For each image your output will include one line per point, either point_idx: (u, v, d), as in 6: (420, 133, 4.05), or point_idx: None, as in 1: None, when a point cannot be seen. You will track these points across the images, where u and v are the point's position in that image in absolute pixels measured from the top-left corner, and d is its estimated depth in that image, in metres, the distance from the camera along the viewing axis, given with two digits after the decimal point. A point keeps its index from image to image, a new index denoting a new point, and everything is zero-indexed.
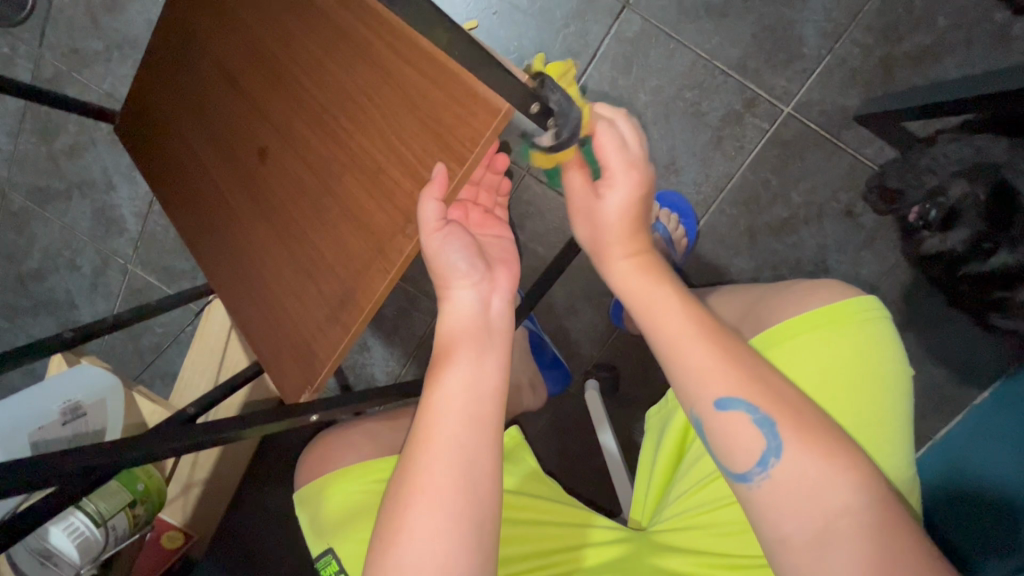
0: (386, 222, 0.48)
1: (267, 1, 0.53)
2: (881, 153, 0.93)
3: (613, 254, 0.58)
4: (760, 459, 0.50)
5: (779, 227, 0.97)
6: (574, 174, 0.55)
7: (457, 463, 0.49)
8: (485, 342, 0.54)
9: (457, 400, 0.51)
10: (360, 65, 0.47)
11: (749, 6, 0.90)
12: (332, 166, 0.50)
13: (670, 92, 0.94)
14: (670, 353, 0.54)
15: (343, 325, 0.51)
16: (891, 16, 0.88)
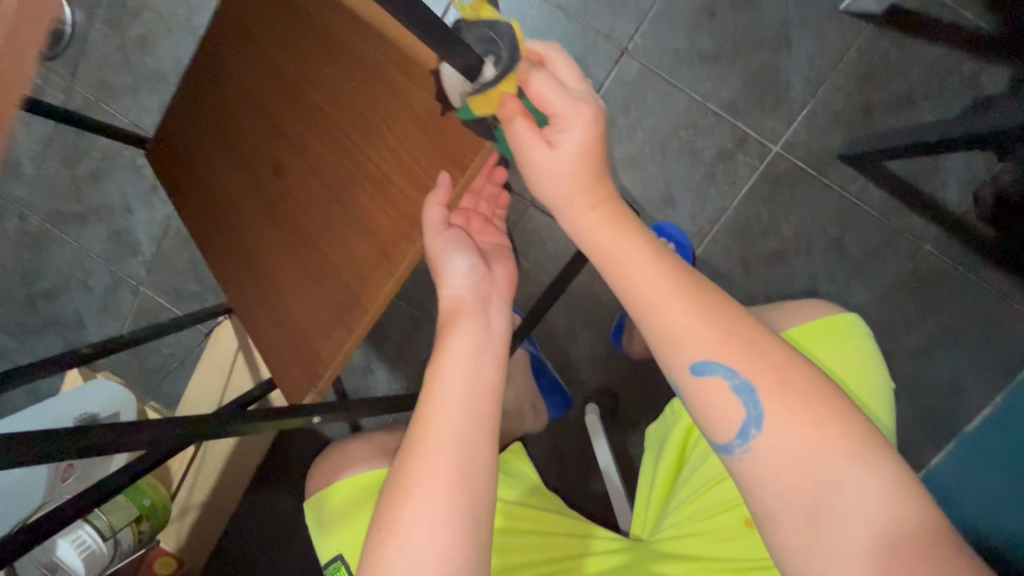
0: (390, 228, 0.52)
1: (283, 28, 0.58)
2: (865, 190, 0.98)
3: (577, 209, 0.51)
4: (740, 433, 0.46)
5: (771, 258, 1.02)
6: (518, 123, 0.47)
7: (453, 448, 0.52)
8: (484, 329, 0.57)
9: (454, 385, 0.54)
10: (366, 79, 0.51)
11: (737, 54, 0.97)
12: (343, 181, 0.55)
13: (666, 130, 1.01)
14: (645, 313, 0.49)
15: (347, 328, 0.55)
16: (869, 65, 0.95)
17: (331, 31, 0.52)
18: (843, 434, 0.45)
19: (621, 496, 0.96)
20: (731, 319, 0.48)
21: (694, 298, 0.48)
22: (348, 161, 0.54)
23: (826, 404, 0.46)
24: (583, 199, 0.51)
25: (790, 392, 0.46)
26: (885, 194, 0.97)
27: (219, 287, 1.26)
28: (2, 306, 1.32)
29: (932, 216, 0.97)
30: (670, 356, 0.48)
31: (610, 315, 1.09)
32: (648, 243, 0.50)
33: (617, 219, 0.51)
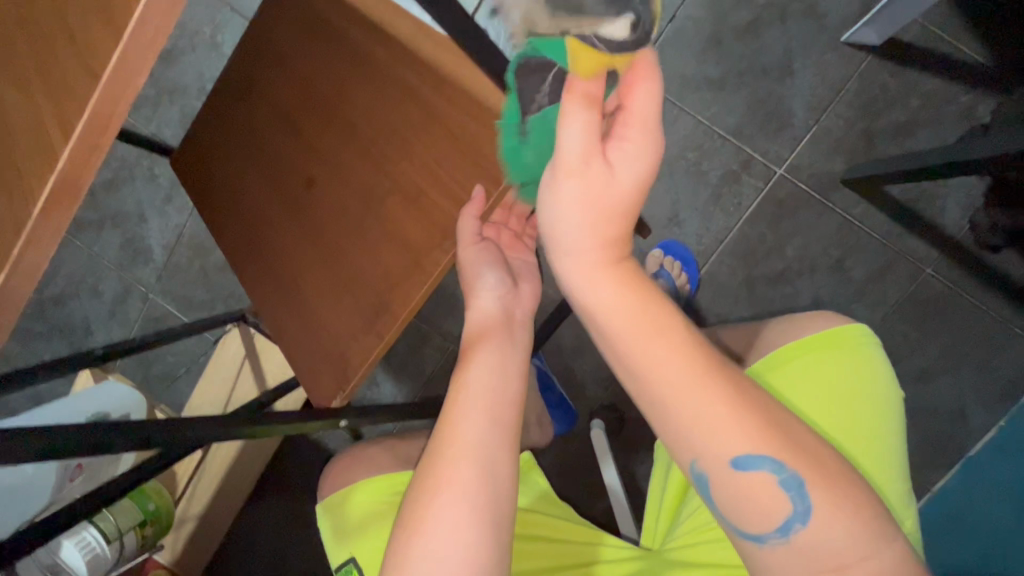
0: (427, 240, 0.56)
1: (321, 51, 0.62)
2: (867, 213, 1.01)
3: (598, 270, 0.43)
4: (782, 525, 0.44)
5: (776, 278, 1.04)
6: (580, 124, 0.39)
7: (482, 453, 0.52)
8: (509, 342, 0.59)
9: (484, 393, 0.55)
10: (410, 104, 0.57)
11: (743, 81, 1.01)
12: (378, 192, 0.58)
13: (673, 152, 1.04)
14: (680, 408, 0.43)
15: (378, 334, 0.57)
16: (869, 94, 0.99)
17: (378, 63, 0.58)
18: (870, 503, 0.45)
19: (626, 513, 0.96)
20: (760, 407, 0.45)
21: (726, 387, 0.44)
22: (387, 175, 0.58)
23: (852, 485, 0.45)
24: (599, 255, 0.42)
25: (831, 483, 0.44)
26: (886, 218, 1.00)
27: (228, 296, 1.27)
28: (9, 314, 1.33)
29: (933, 242, 0.99)
30: (702, 452, 0.43)
31: None
32: (682, 321, 0.44)
33: (647, 289, 0.44)
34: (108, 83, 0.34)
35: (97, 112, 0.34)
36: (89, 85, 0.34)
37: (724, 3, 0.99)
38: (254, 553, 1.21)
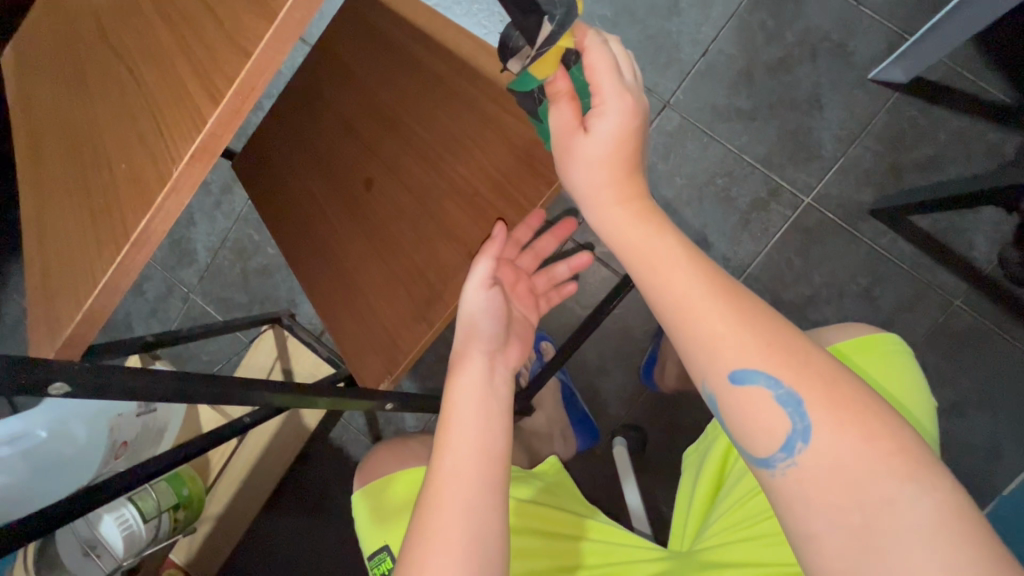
0: (479, 237, 0.61)
1: (385, 64, 0.67)
2: (895, 244, 1.02)
3: (605, 203, 0.49)
4: (785, 443, 0.41)
5: (802, 304, 1.06)
6: (563, 105, 0.46)
7: (473, 457, 0.54)
8: (496, 355, 0.62)
9: (471, 399, 0.57)
10: (468, 113, 0.62)
11: (772, 113, 1.05)
12: (434, 193, 0.63)
13: (704, 178, 1.07)
14: (681, 320, 0.44)
15: (428, 322, 0.60)
16: (897, 129, 1.02)
17: (438, 74, 0.64)
18: (901, 447, 0.39)
19: (647, 530, 0.95)
20: (771, 325, 0.43)
21: (734, 305, 0.43)
22: (442, 177, 0.62)
23: (875, 418, 0.40)
24: (616, 194, 0.49)
25: (845, 406, 0.40)
26: (915, 249, 1.01)
27: (265, 300, 1.32)
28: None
29: (965, 274, 0.99)
30: (701, 363, 0.43)
31: (641, 350, 1.12)
32: (684, 248, 0.46)
33: (657, 225, 0.48)
34: (254, 64, 0.31)
35: (244, 83, 0.31)
36: (238, 64, 0.31)
37: (755, 40, 1.05)
38: (270, 557, 1.22)
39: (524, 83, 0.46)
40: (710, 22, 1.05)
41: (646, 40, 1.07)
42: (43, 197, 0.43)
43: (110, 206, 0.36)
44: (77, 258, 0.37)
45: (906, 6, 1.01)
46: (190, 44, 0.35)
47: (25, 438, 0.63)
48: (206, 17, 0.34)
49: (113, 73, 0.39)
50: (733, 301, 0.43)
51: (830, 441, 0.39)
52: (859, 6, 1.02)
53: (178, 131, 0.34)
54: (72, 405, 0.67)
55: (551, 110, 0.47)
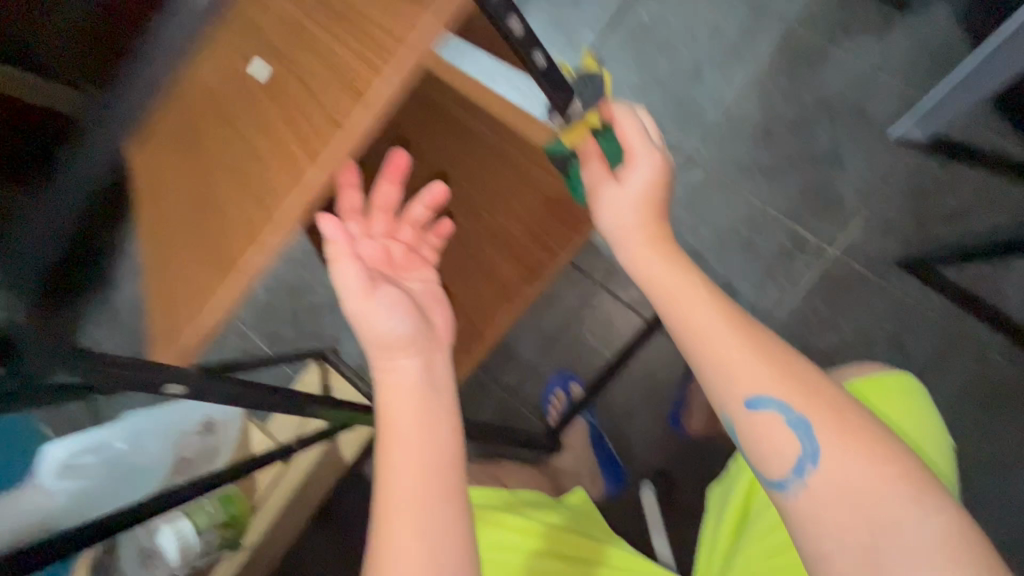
0: (515, 275, 0.71)
1: (418, 115, 0.73)
2: (924, 294, 1.03)
3: (634, 242, 0.53)
4: (794, 466, 0.43)
5: (832, 353, 1.06)
6: (594, 163, 0.54)
7: (420, 478, 0.44)
8: (424, 348, 0.51)
9: (408, 408, 0.47)
10: (507, 171, 0.72)
11: (794, 168, 1.11)
12: (477, 239, 0.73)
13: (729, 229, 1.12)
14: (699, 348, 0.47)
15: (468, 348, 0.70)
16: (918, 185, 1.06)
17: (477, 133, 0.72)
18: (905, 471, 0.41)
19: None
20: (782, 355, 0.46)
21: (745, 334, 0.46)
22: (486, 225, 0.72)
23: (881, 444, 0.43)
24: (644, 233, 0.53)
25: (851, 433, 0.43)
26: (946, 299, 1.02)
27: (310, 337, 1.40)
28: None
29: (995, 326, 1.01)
30: (718, 390, 0.46)
31: (669, 394, 1.13)
32: (704, 282, 0.50)
33: (677, 261, 0.52)
34: None
35: None
36: None
37: (775, 101, 1.12)
38: None
39: (555, 149, 0.54)
40: (732, 86, 1.13)
41: (671, 102, 1.15)
42: (167, 240, 0.54)
43: (234, 252, 0.47)
44: (206, 293, 0.48)
45: (919, 72, 1.07)
46: (303, 130, 0.46)
47: (105, 448, 0.73)
48: (315, 108, 0.45)
49: (231, 146, 0.50)
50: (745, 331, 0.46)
51: (839, 464, 0.42)
52: (874, 71, 1.09)
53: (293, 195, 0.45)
54: (145, 422, 0.79)
55: (583, 171, 0.55)
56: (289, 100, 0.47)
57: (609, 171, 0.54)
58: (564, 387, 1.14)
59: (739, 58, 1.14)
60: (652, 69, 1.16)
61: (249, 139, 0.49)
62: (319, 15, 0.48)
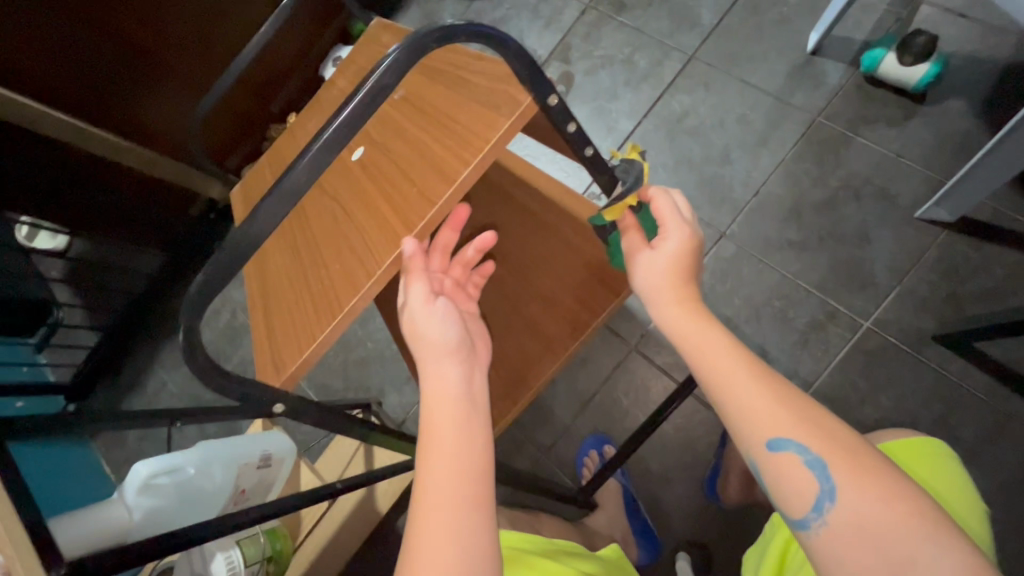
0: (561, 332, 0.78)
1: (484, 197, 0.85)
2: (964, 372, 1.04)
3: (663, 299, 0.59)
4: (815, 504, 0.47)
5: (872, 426, 1.06)
6: (632, 235, 0.64)
7: (453, 471, 0.49)
8: (471, 363, 0.57)
9: (448, 410, 0.53)
10: (554, 240, 0.82)
11: (823, 244, 1.16)
12: (524, 297, 0.81)
13: (761, 299, 1.17)
14: (721, 392, 0.52)
15: (514, 399, 0.77)
16: (950, 262, 1.09)
17: (529, 208, 0.83)
18: (921, 509, 0.44)
19: None
20: (800, 402, 0.50)
21: (763, 381, 0.51)
22: (534, 288, 0.81)
23: (895, 483, 0.46)
24: (673, 292, 0.59)
25: (867, 472, 0.46)
26: (988, 376, 1.03)
27: (356, 388, 1.46)
28: (183, 384, 1.61)
29: None
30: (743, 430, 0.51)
31: (704, 462, 1.13)
32: (725, 333, 0.55)
33: (698, 312, 0.57)
34: (438, 209, 0.53)
35: (432, 220, 0.54)
36: (428, 208, 0.54)
37: (802, 184, 1.20)
38: None
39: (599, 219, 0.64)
40: (760, 169, 1.23)
41: (702, 183, 1.25)
42: (279, 288, 0.67)
43: (330, 294, 0.58)
44: (302, 327, 0.59)
45: (942, 157, 1.14)
46: (398, 202, 0.58)
47: (180, 471, 0.79)
48: (408, 186, 0.58)
49: (342, 220, 0.65)
50: (764, 377, 0.51)
51: (853, 501, 0.45)
52: (898, 157, 1.16)
53: (387, 248, 0.57)
54: (211, 453, 0.85)
55: (624, 239, 0.65)
56: (390, 183, 0.61)
57: (643, 241, 0.63)
58: (598, 449, 1.17)
59: (766, 145, 1.23)
60: (684, 154, 1.28)
61: (356, 214, 0.63)
62: (414, 121, 0.63)
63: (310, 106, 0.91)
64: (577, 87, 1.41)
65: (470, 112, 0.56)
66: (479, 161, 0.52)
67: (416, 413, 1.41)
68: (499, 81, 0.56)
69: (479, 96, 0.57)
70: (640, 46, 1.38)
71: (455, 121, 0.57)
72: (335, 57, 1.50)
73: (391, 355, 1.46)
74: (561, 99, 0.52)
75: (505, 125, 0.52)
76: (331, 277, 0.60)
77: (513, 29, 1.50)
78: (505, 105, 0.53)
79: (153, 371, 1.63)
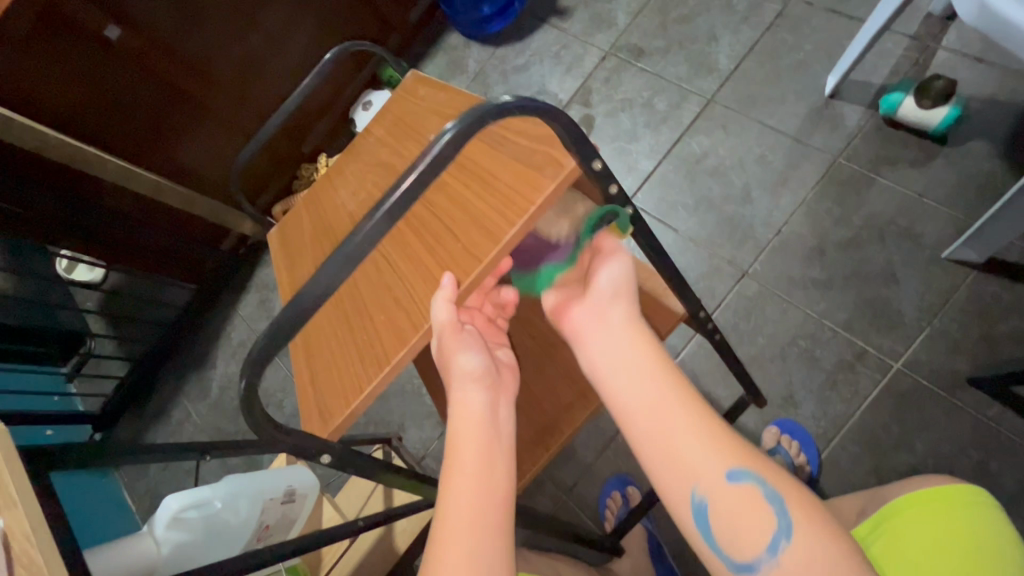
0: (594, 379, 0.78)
1: None
2: (1002, 417, 1.01)
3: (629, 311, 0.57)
4: (769, 543, 0.42)
5: (907, 472, 1.03)
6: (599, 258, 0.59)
7: (469, 491, 0.50)
8: (497, 389, 0.58)
9: (470, 433, 0.54)
10: None
11: (848, 283, 1.15)
12: (557, 342, 0.82)
13: (786, 338, 1.15)
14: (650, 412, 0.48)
15: (547, 445, 0.77)
16: (981, 303, 1.07)
17: None
18: None
19: None
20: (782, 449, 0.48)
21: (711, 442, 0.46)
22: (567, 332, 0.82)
23: None
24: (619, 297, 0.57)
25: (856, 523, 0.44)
26: None
27: (378, 422, 1.47)
28: (207, 414, 1.62)
29: None
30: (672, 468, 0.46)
31: None
32: None
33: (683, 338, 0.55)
34: (484, 266, 0.56)
35: (476, 276, 0.57)
36: (473, 264, 0.57)
37: (825, 223, 1.20)
38: None
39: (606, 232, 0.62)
40: (781, 209, 1.24)
41: (722, 222, 1.27)
42: (324, 335, 0.71)
43: (377, 344, 0.62)
44: (351, 376, 0.62)
45: (966, 197, 1.13)
46: (444, 257, 0.62)
47: (207, 505, 0.79)
48: (454, 241, 0.62)
49: (388, 270, 0.68)
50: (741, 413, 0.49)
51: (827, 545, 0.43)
52: (921, 198, 1.16)
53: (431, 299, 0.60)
54: (238, 486, 0.85)
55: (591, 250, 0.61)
56: (435, 237, 0.65)
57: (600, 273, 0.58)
58: (621, 490, 1.14)
59: (786, 185, 1.25)
60: (705, 193, 1.30)
61: (403, 267, 0.67)
62: (457, 176, 0.67)
63: (346, 153, 0.95)
64: (598, 129, 1.45)
65: (513, 171, 0.60)
66: (525, 222, 0.54)
67: (436, 449, 1.41)
68: (540, 142, 0.59)
69: (522, 157, 0.61)
70: (660, 89, 1.42)
71: (498, 179, 0.61)
72: (367, 102, 1.57)
73: (413, 390, 1.46)
74: (605, 163, 0.54)
75: (550, 186, 0.54)
76: (380, 328, 0.63)
77: (535, 74, 1.57)
78: (548, 166, 0.55)
79: (179, 402, 1.66)
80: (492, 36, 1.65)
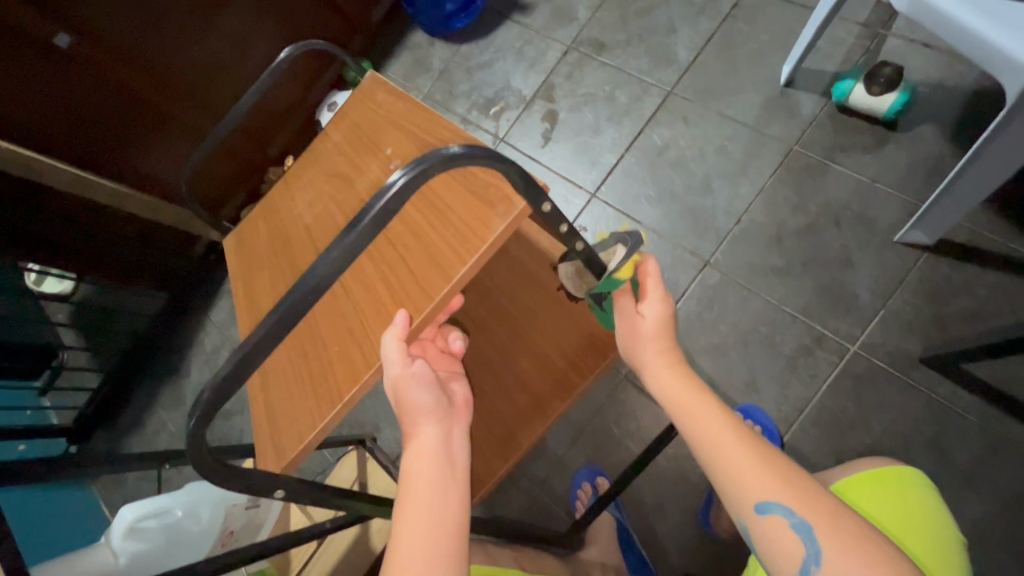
0: (550, 392, 0.80)
1: None
2: (954, 394, 1.03)
3: (647, 359, 0.60)
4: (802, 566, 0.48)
5: (864, 452, 1.05)
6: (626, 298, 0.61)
7: (430, 531, 0.51)
8: (451, 418, 0.57)
9: (426, 472, 0.53)
10: (545, 299, 0.83)
11: (806, 269, 1.17)
12: (515, 356, 0.83)
13: (748, 325, 1.17)
14: (712, 456, 0.53)
15: (506, 459, 0.79)
16: (932, 283, 1.10)
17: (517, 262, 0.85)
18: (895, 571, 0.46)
19: None
20: (789, 466, 0.51)
21: (737, 465, 0.51)
22: (525, 343, 0.83)
23: (874, 546, 0.47)
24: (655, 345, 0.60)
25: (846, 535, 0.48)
26: (978, 399, 1.02)
27: (353, 424, 1.47)
28: (181, 423, 1.61)
29: None
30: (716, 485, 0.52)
31: (697, 494, 1.12)
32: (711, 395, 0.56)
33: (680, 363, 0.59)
34: (437, 303, 0.57)
35: (429, 313, 0.57)
36: (424, 301, 0.58)
37: (782, 210, 1.22)
38: None
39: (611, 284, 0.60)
40: (740, 198, 1.25)
41: (684, 213, 1.28)
42: (277, 360, 0.70)
43: (330, 377, 0.61)
44: (304, 408, 0.62)
45: (917, 180, 1.16)
46: (394, 289, 0.62)
47: (167, 513, 0.81)
48: (405, 272, 0.62)
49: (339, 296, 0.67)
50: (743, 436, 0.52)
51: (835, 562, 0.47)
52: (873, 183, 1.18)
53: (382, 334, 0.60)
54: (200, 494, 0.86)
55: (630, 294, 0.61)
56: (386, 264, 0.64)
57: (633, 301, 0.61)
58: (591, 481, 1.16)
59: (745, 174, 1.26)
60: (667, 185, 1.31)
61: (355, 292, 0.66)
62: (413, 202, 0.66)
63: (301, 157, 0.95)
64: (562, 124, 1.46)
65: (467, 204, 0.60)
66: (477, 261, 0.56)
67: None
68: (492, 175, 0.59)
69: (476, 188, 0.60)
70: (621, 83, 1.43)
71: (452, 211, 0.61)
72: (332, 103, 1.57)
73: (387, 391, 1.47)
74: (554, 205, 0.55)
75: (503, 227, 0.55)
76: (333, 359, 0.63)
77: (499, 71, 1.57)
78: (501, 204, 0.57)
79: (153, 412, 1.65)
80: (456, 33, 1.65)
